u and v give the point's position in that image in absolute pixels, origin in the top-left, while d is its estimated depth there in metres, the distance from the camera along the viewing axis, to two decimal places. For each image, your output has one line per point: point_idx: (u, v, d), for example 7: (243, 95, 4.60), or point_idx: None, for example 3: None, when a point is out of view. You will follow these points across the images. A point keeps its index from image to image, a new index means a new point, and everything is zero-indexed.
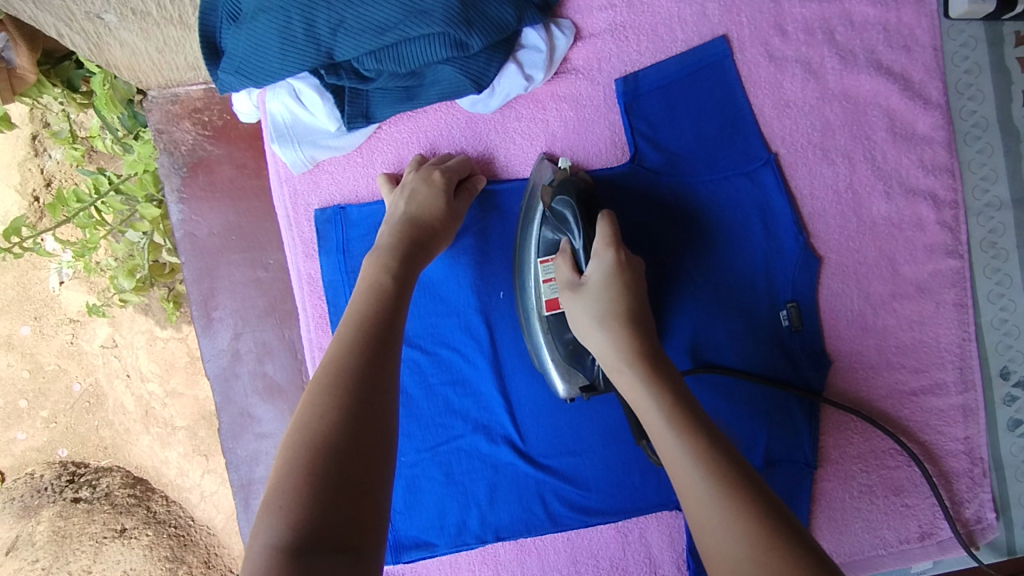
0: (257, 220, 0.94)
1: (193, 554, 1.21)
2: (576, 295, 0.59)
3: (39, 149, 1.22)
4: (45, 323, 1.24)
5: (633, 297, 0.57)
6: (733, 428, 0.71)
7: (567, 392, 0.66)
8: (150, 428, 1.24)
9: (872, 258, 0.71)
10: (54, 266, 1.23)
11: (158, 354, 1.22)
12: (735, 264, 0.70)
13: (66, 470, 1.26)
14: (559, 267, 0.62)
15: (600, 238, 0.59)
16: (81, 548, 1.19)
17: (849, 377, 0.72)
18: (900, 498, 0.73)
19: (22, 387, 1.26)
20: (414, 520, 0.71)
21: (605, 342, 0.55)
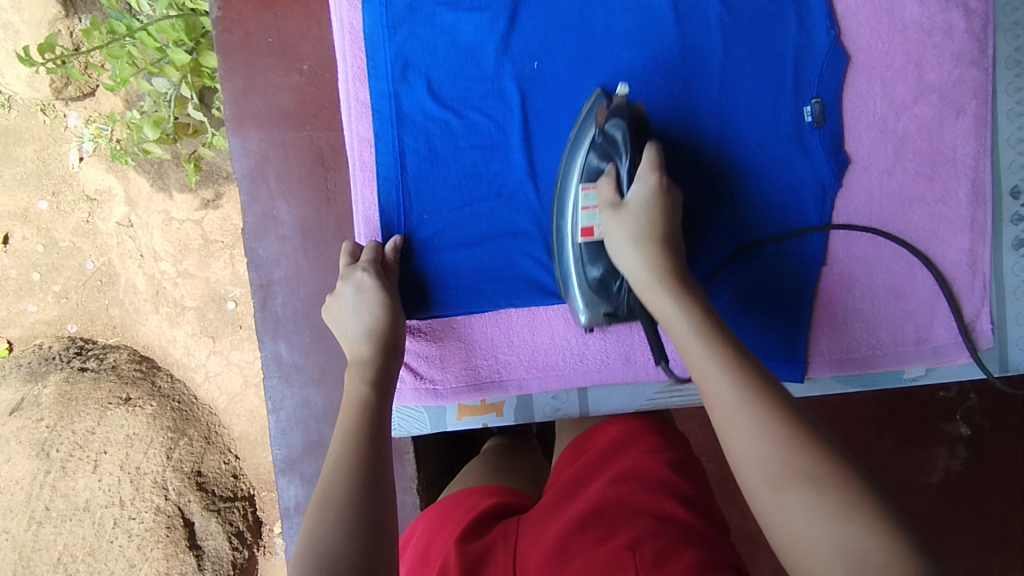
0: (294, 24, 0.95)
1: (194, 429, 1.39)
2: (617, 215, 0.65)
3: (70, 10, 1.27)
4: (62, 199, 1.42)
5: (676, 258, 0.63)
6: (746, 217, 0.74)
7: (589, 319, 0.71)
8: (160, 308, 1.43)
9: (898, 62, 0.73)
10: (75, 143, 1.41)
11: (172, 235, 1.40)
12: (766, 55, 0.72)
13: (75, 344, 1.45)
14: (602, 187, 0.67)
15: (648, 159, 0.65)
16: (87, 410, 1.37)
17: (863, 180, 0.75)
18: (900, 302, 0.76)
19: (36, 260, 1.45)
20: (433, 276, 0.73)
21: (646, 268, 0.62)
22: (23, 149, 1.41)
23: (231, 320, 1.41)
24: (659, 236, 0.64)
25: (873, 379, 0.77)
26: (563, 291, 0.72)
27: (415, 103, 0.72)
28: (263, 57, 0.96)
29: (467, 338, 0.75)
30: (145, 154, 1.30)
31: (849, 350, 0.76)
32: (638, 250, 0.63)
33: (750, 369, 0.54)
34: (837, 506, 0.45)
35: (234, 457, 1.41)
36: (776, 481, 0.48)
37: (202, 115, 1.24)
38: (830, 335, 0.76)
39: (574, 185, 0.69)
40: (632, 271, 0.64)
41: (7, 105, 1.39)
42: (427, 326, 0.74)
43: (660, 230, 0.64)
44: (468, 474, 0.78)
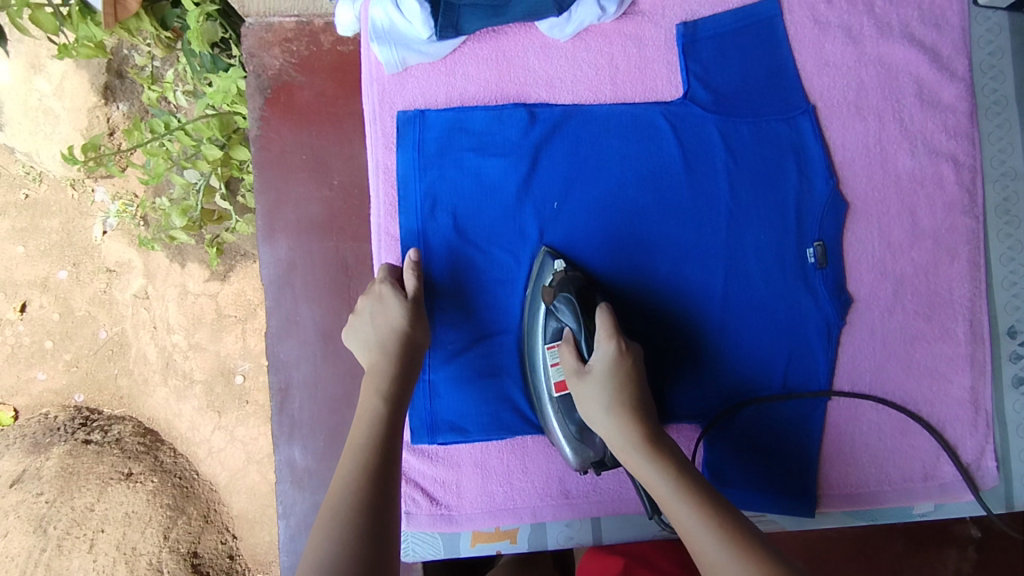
0: (329, 143, 1.02)
1: (194, 506, 1.37)
2: (583, 384, 0.67)
3: (109, 98, 1.33)
4: (82, 269, 1.41)
5: (634, 389, 0.66)
6: (755, 351, 0.77)
7: (577, 464, 0.72)
8: (168, 380, 1.40)
9: (894, 209, 0.78)
10: (101, 216, 1.41)
11: (186, 308, 1.39)
12: (771, 201, 0.77)
13: (80, 414, 1.42)
14: (564, 355, 0.70)
15: (601, 328, 0.68)
16: (87, 486, 1.35)
17: (866, 318, 0.78)
18: (906, 438, 0.78)
19: (50, 328, 1.42)
20: (455, 399, 0.77)
21: (619, 431, 0.65)
22: (49, 221, 1.41)
23: (238, 395, 1.40)
24: (623, 402, 0.65)
25: (885, 513, 0.78)
26: (548, 433, 0.75)
27: (441, 239, 0.77)
28: (295, 171, 1.02)
29: (483, 463, 0.77)
30: (169, 241, 1.29)
31: (859, 486, 0.78)
32: (609, 418, 0.66)
33: (688, 478, 0.61)
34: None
35: (230, 537, 1.38)
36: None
37: (228, 204, 1.28)
38: (840, 469, 0.78)
39: (540, 344, 0.73)
40: (607, 433, 0.66)
41: (38, 179, 1.40)
42: (447, 451, 0.77)
43: (626, 396, 0.66)
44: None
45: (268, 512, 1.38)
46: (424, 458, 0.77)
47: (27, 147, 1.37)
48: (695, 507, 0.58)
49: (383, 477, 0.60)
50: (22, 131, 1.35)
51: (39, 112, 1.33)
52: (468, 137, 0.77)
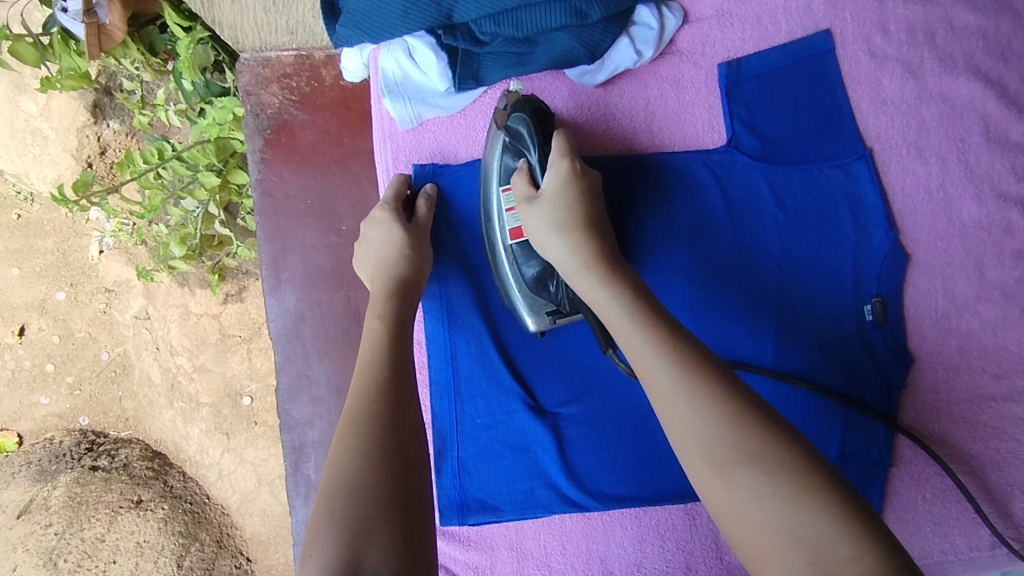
0: (335, 185, 0.95)
1: (206, 532, 1.32)
2: (532, 209, 0.60)
3: (99, 116, 1.23)
4: (80, 290, 1.34)
5: (588, 206, 0.59)
6: (810, 418, 0.71)
7: (536, 325, 0.66)
8: (174, 402, 1.34)
9: (959, 259, 0.72)
10: (96, 236, 1.33)
11: (189, 329, 1.32)
12: (825, 257, 0.71)
13: (85, 438, 1.36)
14: (516, 183, 0.62)
15: (556, 148, 0.61)
16: (96, 515, 1.30)
17: (930, 378, 0.72)
18: (973, 505, 0.73)
19: (50, 351, 1.36)
20: (488, 478, 0.70)
21: (571, 253, 0.56)
22: (44, 241, 1.33)
23: (246, 416, 1.34)
24: (580, 220, 0.58)
25: None
26: (510, 308, 0.68)
27: (466, 306, 0.70)
28: (302, 215, 0.95)
29: (519, 545, 0.71)
30: (170, 270, 1.23)
31: (923, 556, 0.72)
32: (562, 238, 0.57)
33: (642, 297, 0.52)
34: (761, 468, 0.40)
35: (246, 560, 1.33)
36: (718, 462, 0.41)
37: (228, 229, 1.19)
38: (901, 539, 0.72)
39: (494, 189, 0.66)
40: (558, 260, 0.58)
41: (29, 200, 1.32)
42: (480, 534, 0.72)
43: (582, 215, 0.58)
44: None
45: (283, 533, 1.34)
46: (455, 541, 0.71)
47: (17, 168, 1.26)
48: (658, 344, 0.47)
49: (398, 427, 0.53)
50: (10, 152, 1.24)
51: (27, 134, 1.22)
52: None
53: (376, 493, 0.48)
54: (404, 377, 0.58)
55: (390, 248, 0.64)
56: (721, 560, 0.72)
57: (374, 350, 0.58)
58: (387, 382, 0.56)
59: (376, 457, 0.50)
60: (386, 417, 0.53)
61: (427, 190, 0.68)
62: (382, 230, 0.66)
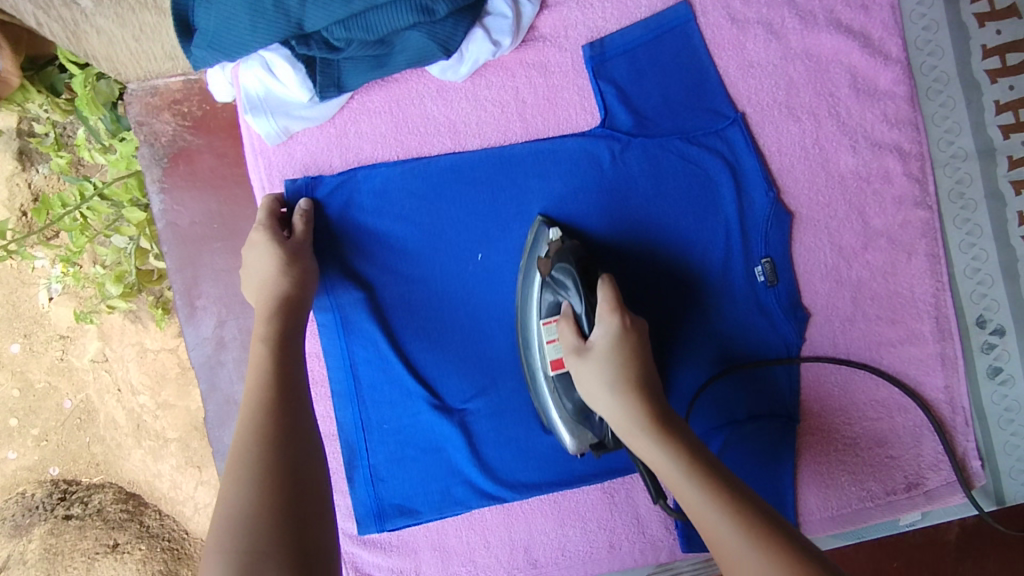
0: (239, 207, 0.95)
1: (188, 567, 1.26)
2: (584, 361, 0.58)
3: (26, 163, 1.19)
4: (34, 340, 1.27)
5: (640, 363, 0.57)
6: (713, 383, 0.72)
7: (576, 447, 0.66)
8: (142, 441, 1.27)
9: (842, 212, 0.73)
10: (43, 283, 1.26)
11: (148, 366, 1.25)
12: (710, 225, 0.72)
13: (57, 488, 1.28)
14: (563, 331, 0.62)
15: (603, 302, 0.59)
16: (74, 564, 1.23)
17: (826, 330, 0.73)
18: (884, 450, 0.74)
19: (12, 406, 1.28)
20: (403, 484, 0.70)
21: (623, 413, 0.55)
22: None
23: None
24: (632, 378, 0.56)
25: (870, 529, 0.75)
26: (551, 428, 0.69)
27: (359, 315, 0.70)
28: (209, 240, 0.95)
29: (442, 545, 0.71)
30: (109, 310, 1.18)
31: (841, 506, 0.74)
32: (615, 398, 0.56)
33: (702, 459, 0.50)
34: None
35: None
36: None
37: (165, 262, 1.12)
38: (818, 492, 0.74)
39: (535, 322, 0.67)
40: (610, 417, 0.56)
41: None
42: (399, 538, 0.71)
43: (634, 375, 0.56)
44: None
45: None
46: (375, 549, 0.71)
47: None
48: (728, 510, 0.46)
49: (289, 447, 0.52)
50: None
51: None
52: (372, 200, 0.70)
53: (266, 517, 0.47)
54: (293, 395, 0.56)
55: (271, 270, 0.63)
56: (644, 536, 0.72)
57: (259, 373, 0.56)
58: (272, 403, 0.54)
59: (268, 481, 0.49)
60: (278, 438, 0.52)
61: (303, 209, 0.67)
62: (261, 253, 0.64)
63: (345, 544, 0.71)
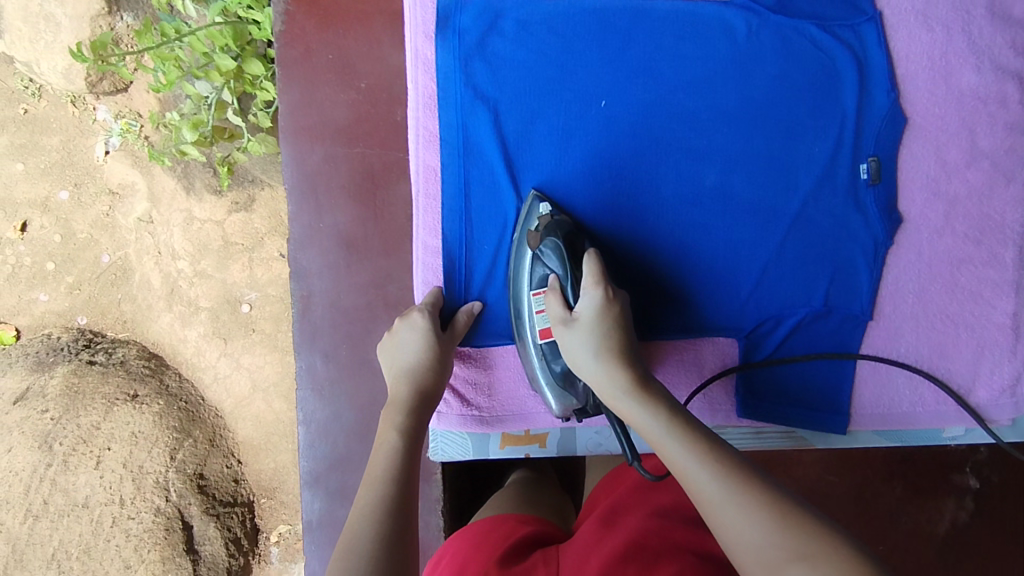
0: (353, 43, 0.97)
1: (200, 430, 1.36)
2: (570, 330, 0.67)
3: (114, 8, 1.28)
4: (84, 191, 1.42)
5: (619, 330, 0.66)
6: (800, 266, 0.75)
7: (560, 410, 0.72)
8: (173, 305, 1.40)
9: (954, 127, 0.75)
10: (102, 136, 1.42)
11: (192, 234, 1.38)
12: (828, 114, 0.74)
13: (84, 336, 1.42)
14: (550, 301, 0.69)
15: (589, 274, 0.68)
16: (93, 404, 1.34)
17: (915, 239, 0.76)
18: (943, 362, 0.77)
19: (51, 250, 1.43)
20: (492, 302, 0.75)
21: (597, 341, 0.65)
22: (50, 139, 1.42)
23: (245, 323, 1.38)
24: (613, 345, 0.65)
25: (911, 434, 0.79)
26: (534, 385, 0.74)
27: (481, 135, 0.73)
28: (321, 72, 0.97)
29: (517, 366, 0.76)
30: (179, 155, 1.26)
31: (891, 407, 0.77)
32: (591, 343, 0.65)
33: (681, 419, 0.58)
34: (760, 517, 0.48)
35: (236, 462, 1.38)
36: (733, 486, 0.51)
37: (240, 118, 1.22)
38: (874, 389, 0.77)
39: (525, 291, 0.72)
40: (594, 379, 0.65)
41: (38, 95, 1.41)
42: (478, 353, 0.76)
43: (614, 343, 0.65)
44: (495, 506, 0.79)
45: (273, 441, 1.38)
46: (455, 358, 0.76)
47: (27, 56, 1.33)
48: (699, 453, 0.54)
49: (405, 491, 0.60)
50: (22, 38, 1.31)
51: (41, 19, 1.29)
52: (513, 27, 0.73)
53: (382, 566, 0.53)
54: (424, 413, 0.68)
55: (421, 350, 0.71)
56: (704, 395, 0.77)
57: (414, 374, 0.69)
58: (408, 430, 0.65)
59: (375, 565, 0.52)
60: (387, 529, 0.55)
61: (468, 314, 0.74)
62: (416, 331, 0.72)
63: None
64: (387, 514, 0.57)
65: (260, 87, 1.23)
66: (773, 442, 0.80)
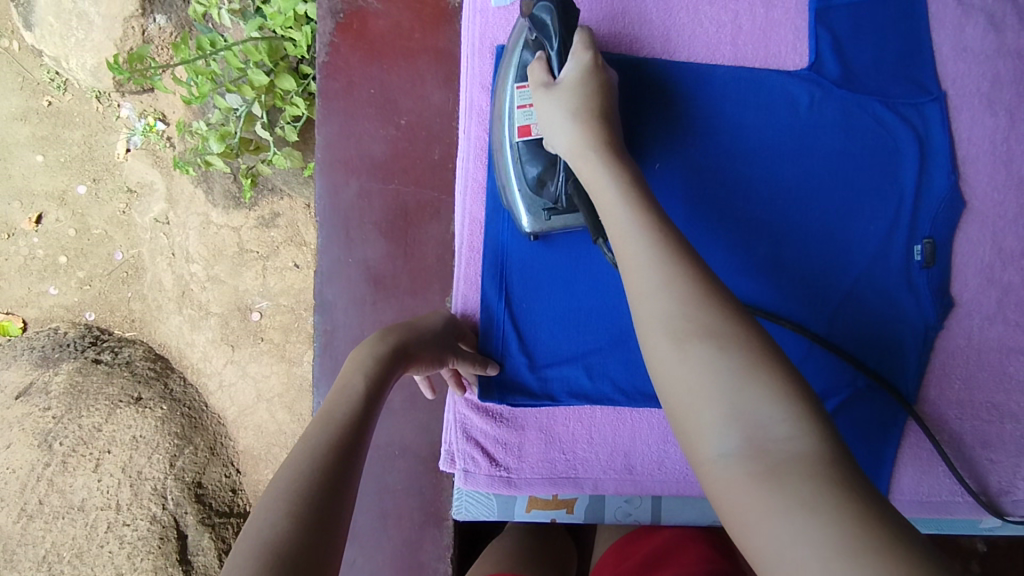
0: (396, 78, 0.95)
1: (201, 437, 1.34)
2: (549, 94, 0.62)
3: (147, 9, 1.27)
4: (102, 186, 1.40)
5: (603, 98, 0.62)
6: (847, 347, 0.73)
7: (530, 226, 0.69)
8: (183, 309, 1.38)
9: (1012, 214, 0.73)
10: (125, 134, 1.40)
11: (208, 238, 1.36)
12: (886, 191, 0.73)
13: (90, 333, 1.40)
14: (534, 71, 0.65)
15: (579, 44, 0.63)
16: (96, 405, 1.32)
17: (964, 324, 0.74)
18: (986, 452, 0.75)
19: (64, 243, 1.42)
20: (530, 355, 0.73)
21: (579, 136, 0.59)
22: (72, 132, 1.40)
23: (253, 331, 1.35)
24: (592, 109, 0.61)
25: (946, 522, 0.76)
26: (510, 209, 0.71)
27: None
28: (360, 106, 0.95)
29: (547, 429, 0.74)
30: (205, 165, 1.25)
31: (930, 494, 0.75)
32: (572, 123, 0.60)
33: (660, 227, 0.50)
34: (769, 399, 0.40)
35: (235, 471, 1.34)
36: (677, 332, 0.44)
37: (267, 133, 1.21)
38: (913, 475, 0.75)
39: (511, 84, 0.68)
40: (565, 146, 0.61)
41: (63, 88, 1.39)
42: (512, 413, 0.75)
43: (595, 106, 0.61)
44: (505, 560, 0.75)
45: (274, 451, 1.33)
46: (486, 416, 0.74)
47: (56, 51, 1.33)
48: (683, 297, 0.45)
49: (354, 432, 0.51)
50: (53, 34, 1.31)
51: (73, 15, 1.28)
52: None
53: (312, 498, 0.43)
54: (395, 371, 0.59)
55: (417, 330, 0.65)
56: None
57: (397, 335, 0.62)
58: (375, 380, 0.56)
59: (300, 516, 0.42)
60: (324, 474, 0.45)
61: (484, 370, 0.71)
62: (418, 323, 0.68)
63: (460, 404, 0.74)
64: (329, 463, 0.47)
65: (290, 102, 1.21)
66: None
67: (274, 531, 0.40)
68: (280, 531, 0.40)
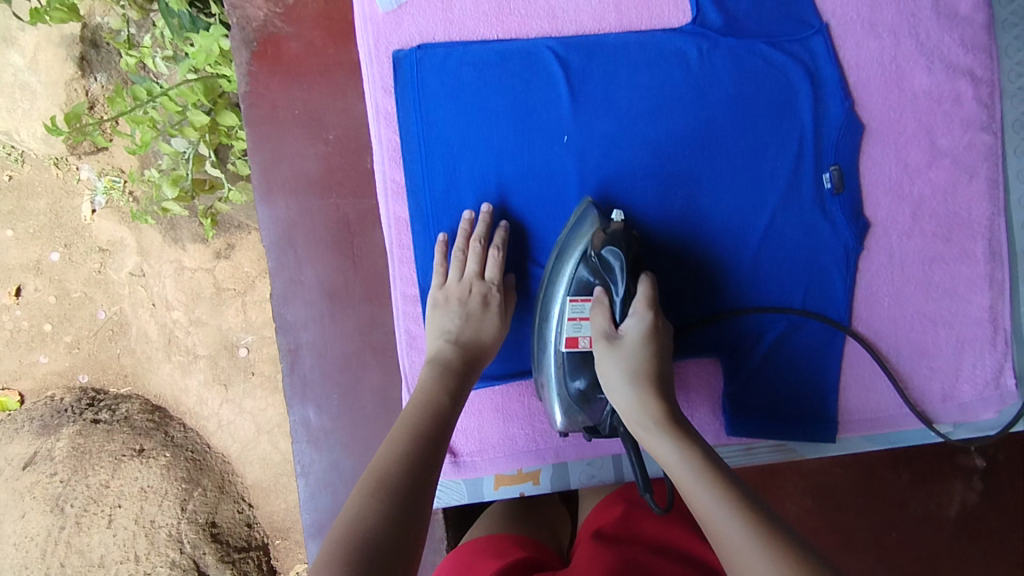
0: (318, 96, 0.98)
1: (208, 478, 1.36)
2: (609, 349, 0.65)
3: (86, 70, 1.27)
4: (74, 250, 1.42)
5: (660, 363, 0.63)
6: (772, 283, 0.76)
7: (563, 425, 0.71)
8: (171, 355, 1.40)
9: (911, 129, 0.76)
10: (88, 195, 1.42)
11: (184, 283, 1.38)
12: (787, 127, 0.75)
13: (86, 395, 1.43)
14: (594, 314, 0.67)
15: (642, 296, 0.66)
16: (100, 464, 1.33)
17: (883, 242, 0.77)
18: (925, 360, 0.77)
19: (47, 311, 1.43)
20: None
21: (638, 406, 0.61)
22: (36, 202, 1.42)
23: (243, 367, 1.38)
24: (650, 376, 0.62)
25: (900, 438, 0.79)
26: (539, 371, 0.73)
27: (443, 184, 0.76)
28: (289, 128, 0.98)
29: (503, 408, 0.78)
30: (162, 212, 1.27)
31: (878, 409, 0.78)
32: (632, 390, 0.62)
33: (737, 487, 0.52)
34: None
35: (247, 506, 1.37)
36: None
37: (219, 172, 1.23)
38: (858, 394, 0.78)
39: (563, 296, 0.70)
40: (624, 408, 0.63)
41: (20, 159, 1.40)
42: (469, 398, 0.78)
43: (653, 374, 0.63)
44: (494, 519, 0.75)
45: (283, 481, 1.37)
46: None
47: (6, 124, 1.34)
48: (750, 530, 0.48)
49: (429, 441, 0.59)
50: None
51: (15, 87, 1.27)
52: (466, 73, 0.75)
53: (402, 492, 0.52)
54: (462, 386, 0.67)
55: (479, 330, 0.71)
56: (692, 417, 0.78)
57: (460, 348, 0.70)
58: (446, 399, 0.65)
59: (393, 507, 0.50)
60: (408, 471, 0.54)
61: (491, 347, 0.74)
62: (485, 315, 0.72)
63: None
64: (415, 460, 0.56)
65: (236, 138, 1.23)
66: (764, 457, 0.79)
67: (367, 511, 0.49)
68: (372, 512, 0.49)
